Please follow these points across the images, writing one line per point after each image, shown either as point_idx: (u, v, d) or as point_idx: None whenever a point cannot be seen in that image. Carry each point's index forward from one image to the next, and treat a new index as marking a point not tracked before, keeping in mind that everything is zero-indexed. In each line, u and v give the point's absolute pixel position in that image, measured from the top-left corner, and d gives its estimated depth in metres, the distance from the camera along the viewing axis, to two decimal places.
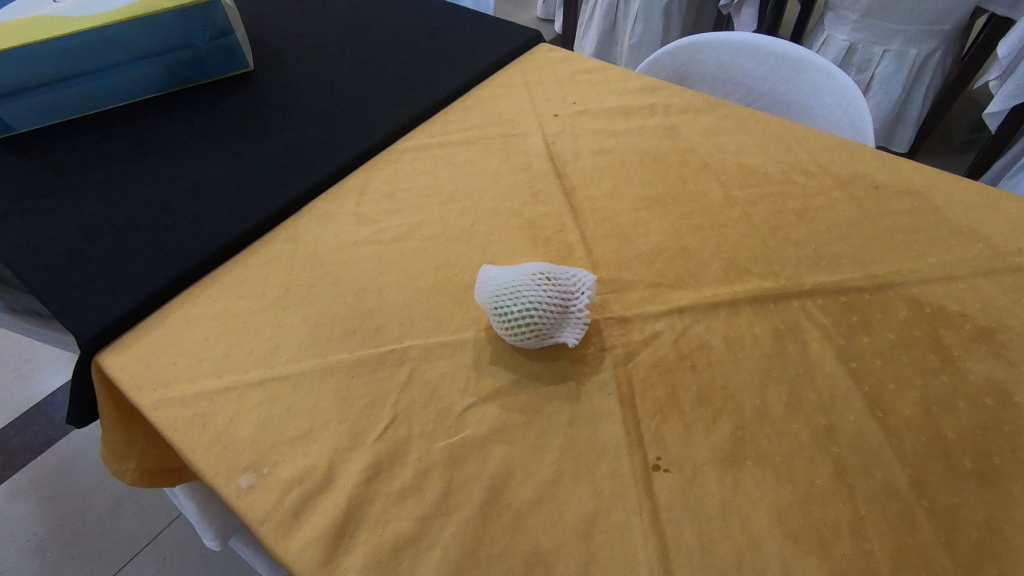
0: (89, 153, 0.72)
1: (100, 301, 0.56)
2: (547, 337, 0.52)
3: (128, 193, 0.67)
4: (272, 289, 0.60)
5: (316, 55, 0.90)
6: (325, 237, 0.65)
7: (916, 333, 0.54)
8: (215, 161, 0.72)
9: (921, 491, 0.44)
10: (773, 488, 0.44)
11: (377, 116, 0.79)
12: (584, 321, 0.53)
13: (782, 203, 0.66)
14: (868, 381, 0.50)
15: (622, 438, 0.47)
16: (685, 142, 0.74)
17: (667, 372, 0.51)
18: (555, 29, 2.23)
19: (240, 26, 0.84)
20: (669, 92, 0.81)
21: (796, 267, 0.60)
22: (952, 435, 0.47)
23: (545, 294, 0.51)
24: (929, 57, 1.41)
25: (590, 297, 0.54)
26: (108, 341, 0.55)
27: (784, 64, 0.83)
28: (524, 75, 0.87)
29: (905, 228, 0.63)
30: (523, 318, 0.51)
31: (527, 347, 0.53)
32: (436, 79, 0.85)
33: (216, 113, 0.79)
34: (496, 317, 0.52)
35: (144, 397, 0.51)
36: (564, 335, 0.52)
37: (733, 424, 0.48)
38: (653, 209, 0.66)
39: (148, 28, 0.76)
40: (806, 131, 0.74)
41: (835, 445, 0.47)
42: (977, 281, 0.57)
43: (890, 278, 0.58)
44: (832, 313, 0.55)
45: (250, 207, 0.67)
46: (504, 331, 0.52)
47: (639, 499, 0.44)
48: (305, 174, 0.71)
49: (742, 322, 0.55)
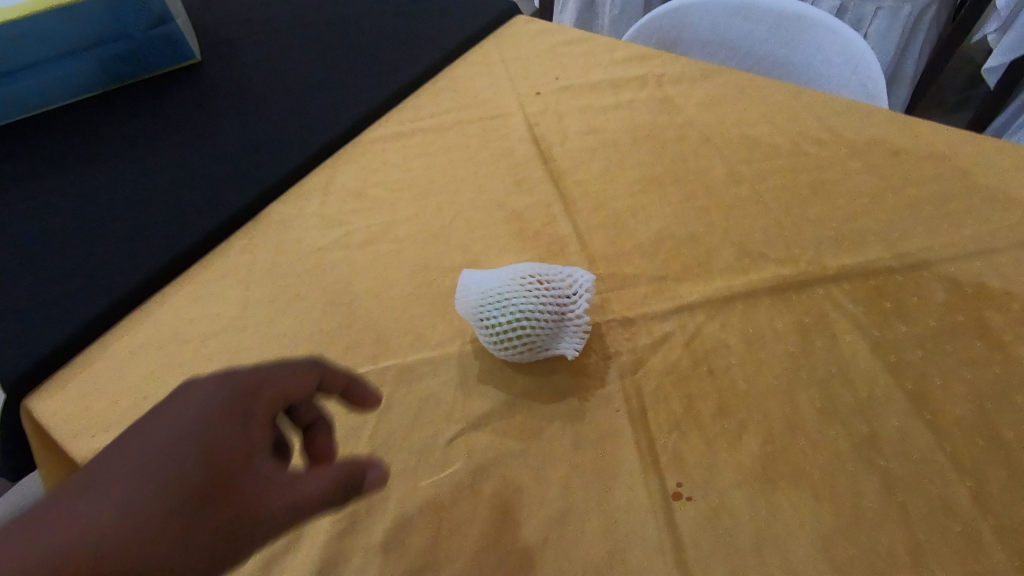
0: (19, 164, 0.64)
1: (27, 335, 0.49)
2: (537, 352, 0.46)
3: (59, 209, 0.60)
4: (228, 310, 0.53)
5: (268, 41, 0.81)
6: (286, 244, 0.58)
7: (958, 317, 0.47)
8: (162, 165, 0.65)
9: (985, 505, 0.38)
10: (815, 512, 0.38)
11: (339, 106, 0.71)
12: (584, 328, 0.47)
13: (794, 177, 0.59)
14: (910, 377, 0.44)
15: (635, 462, 0.41)
16: (681, 115, 0.67)
17: (682, 380, 0.45)
18: (533, 3, 2.14)
19: (180, 13, 0.75)
20: (660, 59, 0.74)
21: (817, 249, 0.53)
22: (1013, 435, 0.41)
23: (534, 303, 0.45)
24: (925, 12, 1.34)
25: (589, 300, 0.47)
26: (39, 381, 0.48)
27: (784, 23, 0.76)
28: (499, 50, 0.78)
29: (934, 197, 0.56)
30: (514, 331, 0.44)
31: (520, 362, 0.46)
32: (403, 60, 0.77)
33: (158, 113, 0.71)
34: (478, 327, 0.45)
35: (81, 445, 0.44)
36: (557, 349, 0.46)
37: (761, 437, 0.42)
38: (651, 191, 0.59)
39: (74, 19, 0.67)
40: (814, 95, 0.67)
41: (881, 455, 0.40)
42: (1019, 253, 0.51)
43: (923, 255, 0.52)
44: (861, 299, 0.49)
45: (202, 215, 0.60)
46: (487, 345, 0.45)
47: (660, 535, 0.38)
48: (262, 174, 0.64)
49: (762, 316, 0.48)
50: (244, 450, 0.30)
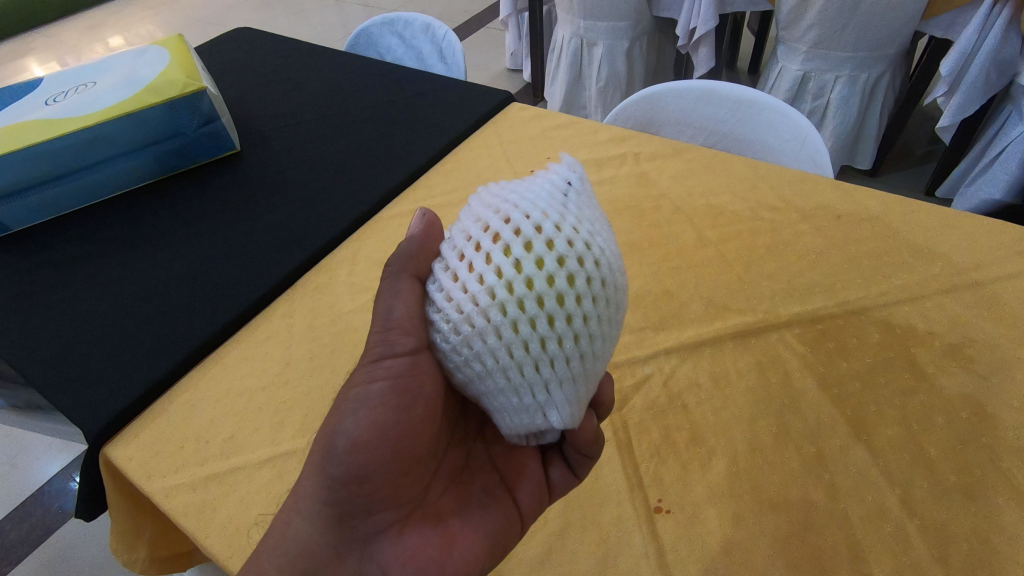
0: (91, 245, 0.76)
1: (104, 392, 0.59)
2: (431, 305, 0.41)
3: (123, 284, 0.70)
4: (273, 367, 0.62)
5: (298, 131, 0.94)
6: (321, 308, 0.68)
7: (890, 353, 0.57)
8: (209, 243, 0.76)
9: (911, 509, 0.46)
10: (771, 519, 0.46)
11: (362, 187, 0.83)
12: (455, 263, 0.40)
13: (752, 238, 0.70)
14: (850, 405, 0.53)
15: (623, 483, 0.49)
16: (656, 188, 0.78)
17: (660, 413, 0.54)
18: (508, 65, 2.27)
19: (226, 112, 0.88)
20: (637, 140, 0.86)
21: (772, 300, 0.63)
22: (935, 451, 0.49)
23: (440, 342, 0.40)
24: (880, 79, 1.41)
25: (450, 251, 0.41)
26: (117, 432, 0.57)
27: (738, 106, 0.88)
28: (499, 135, 0.91)
29: (869, 254, 0.66)
30: (487, 359, 0.38)
31: (508, 315, 0.36)
32: (417, 146, 0.90)
33: (204, 197, 0.83)
34: (512, 410, 0.40)
35: (154, 483, 0.53)
36: (444, 307, 0.39)
37: (727, 459, 0.50)
38: (631, 255, 0.69)
39: (136, 123, 0.80)
40: (769, 168, 0.78)
41: (825, 470, 0.49)
42: (941, 298, 0.61)
43: (861, 303, 0.61)
44: (809, 342, 0.58)
45: (246, 286, 0.70)
46: (478, 347, 0.37)
47: (645, 543, 0.46)
48: (296, 249, 0.74)
49: (726, 358, 0.58)
50: (354, 406, 0.39)
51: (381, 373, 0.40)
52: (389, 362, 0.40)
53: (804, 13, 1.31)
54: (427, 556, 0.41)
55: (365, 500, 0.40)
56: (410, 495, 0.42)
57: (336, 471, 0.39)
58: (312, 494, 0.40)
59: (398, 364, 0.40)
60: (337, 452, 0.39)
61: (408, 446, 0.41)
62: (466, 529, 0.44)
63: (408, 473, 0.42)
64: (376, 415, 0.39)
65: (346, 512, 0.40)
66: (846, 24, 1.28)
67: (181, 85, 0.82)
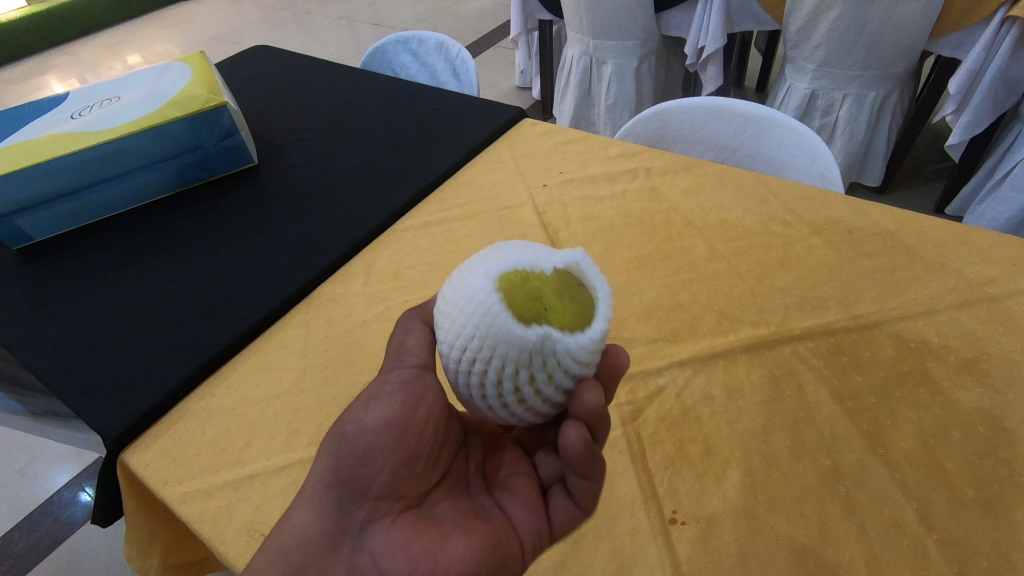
0: (112, 255, 0.77)
1: (122, 399, 0.59)
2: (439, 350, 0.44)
3: (141, 292, 0.71)
4: (288, 376, 0.63)
5: (315, 145, 0.96)
6: (337, 318, 0.69)
7: (904, 368, 0.56)
8: (226, 254, 0.77)
9: (929, 523, 0.46)
10: (788, 531, 0.46)
11: (377, 200, 0.85)
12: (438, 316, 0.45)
13: (764, 252, 0.70)
14: (865, 419, 0.53)
15: (638, 494, 0.49)
16: (668, 202, 0.79)
17: (674, 425, 0.54)
18: (518, 83, 2.30)
19: (244, 126, 0.90)
20: (648, 155, 0.87)
21: (785, 313, 0.63)
22: (952, 465, 0.49)
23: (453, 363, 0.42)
24: (888, 97, 1.42)
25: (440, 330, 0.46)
26: (134, 438, 0.57)
27: (748, 122, 0.89)
28: (512, 149, 0.93)
29: (882, 268, 0.66)
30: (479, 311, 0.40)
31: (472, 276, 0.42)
32: (431, 160, 0.91)
33: (221, 209, 0.84)
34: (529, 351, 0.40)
35: (170, 490, 0.54)
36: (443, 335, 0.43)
37: (742, 472, 0.50)
38: (643, 268, 0.70)
39: (157, 137, 0.82)
40: (780, 183, 0.79)
41: (842, 484, 0.49)
42: (955, 313, 0.61)
43: (875, 317, 0.61)
44: (823, 355, 0.58)
45: (262, 296, 0.71)
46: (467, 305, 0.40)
47: (661, 554, 0.46)
48: (312, 260, 0.76)
49: (740, 370, 0.58)
50: (366, 403, 0.44)
51: (393, 379, 0.45)
52: (400, 371, 0.45)
53: (813, 31, 1.32)
54: (419, 546, 0.39)
55: (366, 483, 0.42)
56: (409, 493, 0.43)
57: (343, 454, 0.42)
58: (320, 479, 0.42)
59: (405, 373, 0.45)
60: (346, 436, 0.42)
61: (410, 442, 0.43)
62: (463, 530, 0.41)
63: (409, 468, 0.43)
64: (389, 408, 0.43)
65: (347, 497, 0.42)
66: (855, 42, 1.29)
67: (202, 100, 0.84)
